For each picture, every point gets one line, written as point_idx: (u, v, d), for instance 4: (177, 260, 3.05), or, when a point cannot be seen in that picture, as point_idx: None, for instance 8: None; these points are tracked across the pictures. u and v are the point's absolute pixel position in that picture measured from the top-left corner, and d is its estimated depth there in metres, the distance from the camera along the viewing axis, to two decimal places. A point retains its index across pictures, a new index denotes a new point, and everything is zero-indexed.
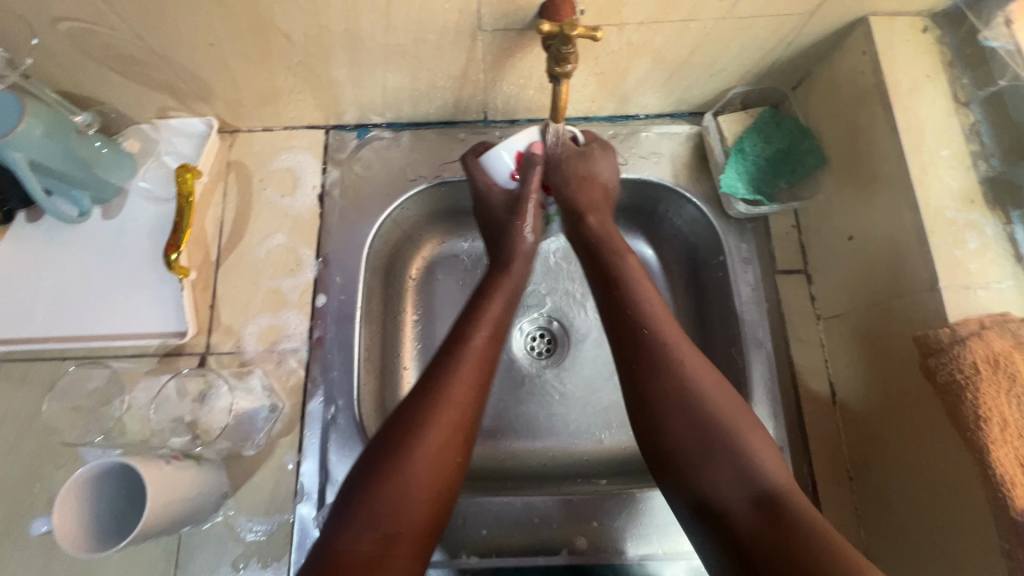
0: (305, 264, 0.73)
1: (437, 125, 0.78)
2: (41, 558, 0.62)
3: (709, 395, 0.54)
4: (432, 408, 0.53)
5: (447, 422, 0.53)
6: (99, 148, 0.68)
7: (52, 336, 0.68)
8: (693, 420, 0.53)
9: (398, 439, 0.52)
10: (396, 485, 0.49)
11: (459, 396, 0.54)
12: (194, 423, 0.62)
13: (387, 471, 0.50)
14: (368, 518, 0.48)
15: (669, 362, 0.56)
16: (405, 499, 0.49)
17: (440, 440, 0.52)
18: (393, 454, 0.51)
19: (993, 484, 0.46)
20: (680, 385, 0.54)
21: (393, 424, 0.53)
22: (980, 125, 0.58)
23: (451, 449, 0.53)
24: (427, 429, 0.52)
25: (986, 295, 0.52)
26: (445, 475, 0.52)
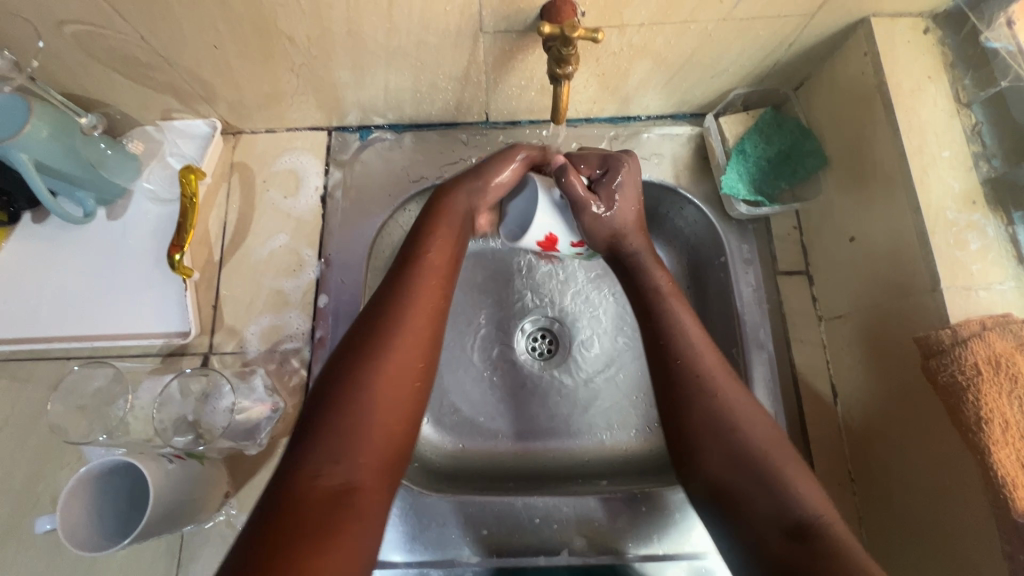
0: (308, 265, 0.73)
1: (439, 127, 0.78)
2: (44, 556, 0.63)
3: (738, 404, 0.52)
4: (385, 333, 0.51)
5: (402, 345, 0.51)
6: (104, 149, 0.68)
7: (57, 336, 0.68)
8: (721, 431, 0.51)
9: (350, 360, 0.49)
10: (358, 415, 0.47)
11: (415, 324, 0.52)
12: (197, 421, 0.63)
13: (345, 402, 0.47)
14: (328, 450, 0.45)
15: (695, 372, 0.54)
16: (367, 427, 0.47)
17: (397, 359, 0.50)
18: (351, 377, 0.48)
19: (995, 486, 0.46)
20: (709, 395, 0.53)
21: (344, 349, 0.50)
22: (982, 126, 0.58)
23: (411, 371, 0.50)
24: (380, 351, 0.50)
25: (988, 296, 0.52)
26: (408, 403, 0.50)
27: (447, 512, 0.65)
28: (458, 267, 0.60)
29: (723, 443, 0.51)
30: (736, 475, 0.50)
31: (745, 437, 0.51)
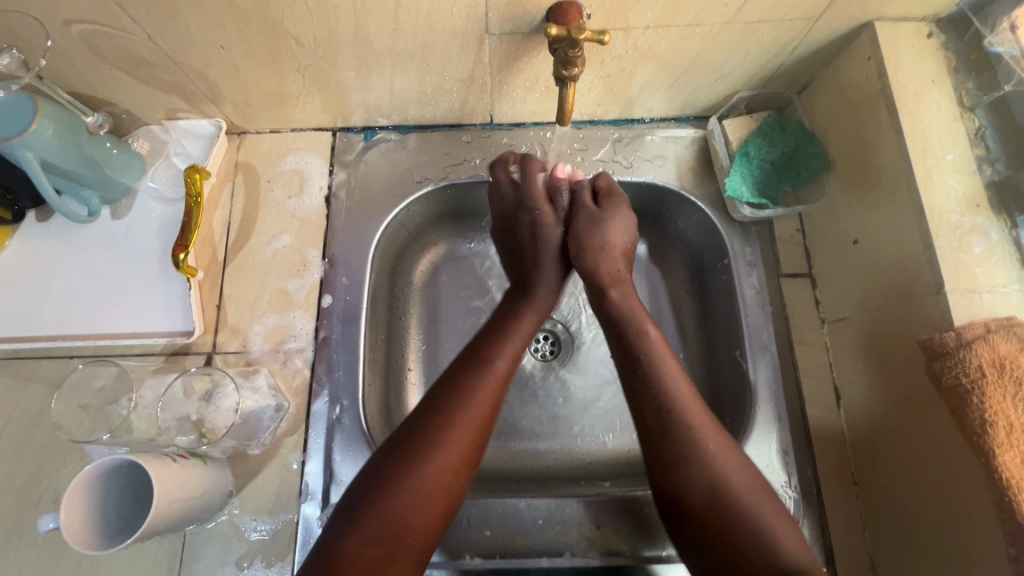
0: (312, 265, 0.73)
1: (443, 128, 0.78)
2: (46, 554, 0.62)
3: (726, 457, 0.54)
4: (449, 422, 0.54)
5: (460, 445, 0.54)
6: (110, 148, 0.68)
7: (60, 334, 0.68)
8: (712, 485, 0.53)
9: (408, 452, 0.52)
10: (406, 501, 0.50)
11: (472, 415, 0.55)
12: (201, 421, 0.62)
13: (397, 485, 0.51)
14: (373, 529, 0.49)
15: (687, 425, 0.55)
16: (411, 512, 0.50)
17: (453, 459, 0.53)
18: (407, 469, 0.51)
19: (999, 488, 0.46)
20: (699, 448, 0.54)
21: (403, 437, 0.54)
22: (986, 130, 0.58)
23: (461, 469, 0.53)
24: (439, 446, 0.53)
25: (992, 300, 0.52)
26: (451, 490, 0.53)
27: None
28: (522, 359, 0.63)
29: (712, 496, 0.52)
30: (730, 528, 0.51)
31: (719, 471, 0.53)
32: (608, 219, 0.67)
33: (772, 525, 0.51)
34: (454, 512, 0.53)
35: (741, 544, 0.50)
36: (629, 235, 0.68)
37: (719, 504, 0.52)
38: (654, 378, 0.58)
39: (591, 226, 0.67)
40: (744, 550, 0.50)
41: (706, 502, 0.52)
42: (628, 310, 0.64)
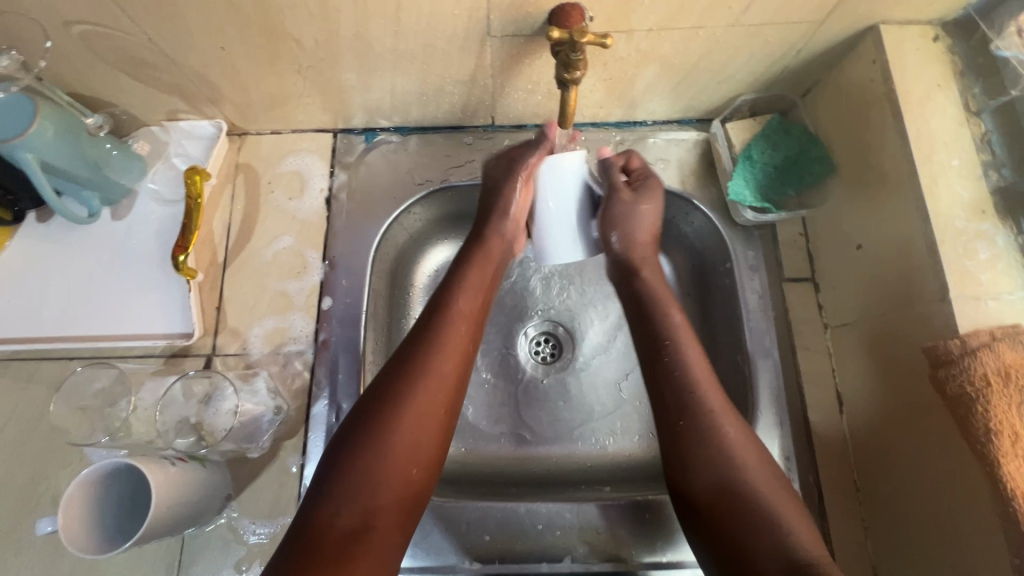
0: (312, 267, 0.73)
1: (445, 130, 0.78)
2: (44, 556, 0.62)
3: (746, 446, 0.54)
4: (413, 381, 0.53)
5: (426, 402, 0.53)
6: (110, 149, 0.68)
7: (59, 336, 0.68)
8: (723, 469, 0.52)
9: (374, 412, 0.52)
10: (380, 464, 0.49)
11: (440, 371, 0.54)
12: (199, 424, 0.63)
13: (366, 446, 0.50)
14: (348, 497, 0.48)
15: (703, 410, 0.55)
16: (384, 474, 0.49)
17: (417, 416, 0.52)
18: (376, 430, 0.50)
19: (1004, 498, 0.46)
20: (716, 432, 0.54)
21: (370, 399, 0.53)
22: (991, 135, 0.57)
23: (431, 427, 0.52)
24: (406, 405, 0.52)
25: (997, 306, 0.52)
26: (425, 454, 0.52)
27: (449, 517, 0.64)
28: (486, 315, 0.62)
29: (727, 482, 0.52)
30: (741, 513, 0.50)
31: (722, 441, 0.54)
32: (643, 200, 0.65)
33: (788, 513, 0.50)
34: (430, 475, 0.53)
35: (747, 530, 0.49)
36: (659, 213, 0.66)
37: (731, 491, 0.51)
38: (680, 361, 0.58)
39: (628, 206, 0.64)
40: (751, 534, 0.49)
41: (719, 486, 0.52)
42: (654, 292, 0.63)
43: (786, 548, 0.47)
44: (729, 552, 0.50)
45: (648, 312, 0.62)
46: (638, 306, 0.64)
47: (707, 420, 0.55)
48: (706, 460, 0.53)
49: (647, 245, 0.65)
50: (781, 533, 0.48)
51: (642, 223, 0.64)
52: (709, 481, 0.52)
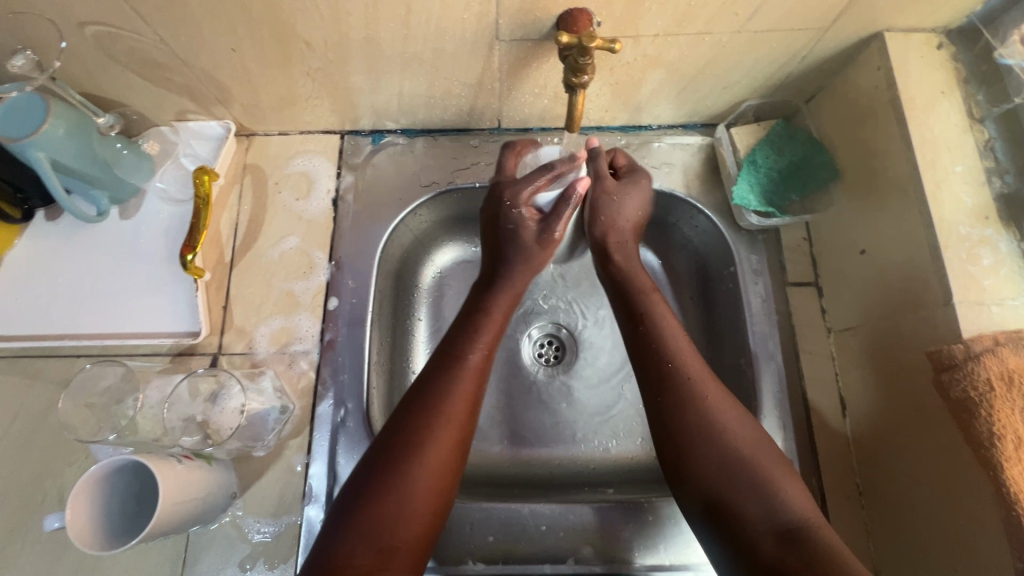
0: (318, 268, 0.73)
1: (451, 133, 0.79)
2: (49, 553, 0.62)
3: (731, 409, 0.55)
4: (431, 429, 0.54)
5: (444, 445, 0.54)
6: (120, 149, 0.69)
7: (67, 333, 0.69)
8: (712, 435, 0.53)
9: (393, 457, 0.52)
10: (395, 505, 0.50)
11: (455, 414, 0.55)
12: (205, 422, 0.62)
13: (385, 489, 0.50)
14: (364, 535, 0.48)
15: (688, 379, 0.56)
16: (404, 513, 0.50)
17: (437, 460, 0.53)
18: (391, 478, 0.51)
19: (1007, 503, 0.46)
20: (702, 397, 0.55)
21: (387, 442, 0.53)
22: (995, 141, 0.58)
23: (447, 467, 0.53)
24: (424, 449, 0.52)
25: (1001, 312, 0.52)
26: (439, 492, 0.53)
27: (453, 518, 0.64)
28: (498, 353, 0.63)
29: (715, 445, 0.53)
30: (733, 480, 0.51)
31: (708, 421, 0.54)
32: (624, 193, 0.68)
33: (775, 474, 0.51)
34: (446, 510, 0.53)
35: (735, 498, 0.51)
36: (643, 206, 0.69)
37: (721, 455, 0.52)
38: (661, 336, 0.59)
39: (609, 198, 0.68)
40: (741, 501, 0.50)
41: (710, 452, 0.53)
42: (630, 272, 0.66)
43: (776, 512, 0.49)
44: (721, 520, 0.51)
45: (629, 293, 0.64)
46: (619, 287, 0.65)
47: (701, 402, 0.55)
48: (694, 427, 0.54)
49: (628, 230, 0.69)
50: (769, 493, 0.50)
51: (625, 214, 0.68)
52: (698, 445, 0.53)
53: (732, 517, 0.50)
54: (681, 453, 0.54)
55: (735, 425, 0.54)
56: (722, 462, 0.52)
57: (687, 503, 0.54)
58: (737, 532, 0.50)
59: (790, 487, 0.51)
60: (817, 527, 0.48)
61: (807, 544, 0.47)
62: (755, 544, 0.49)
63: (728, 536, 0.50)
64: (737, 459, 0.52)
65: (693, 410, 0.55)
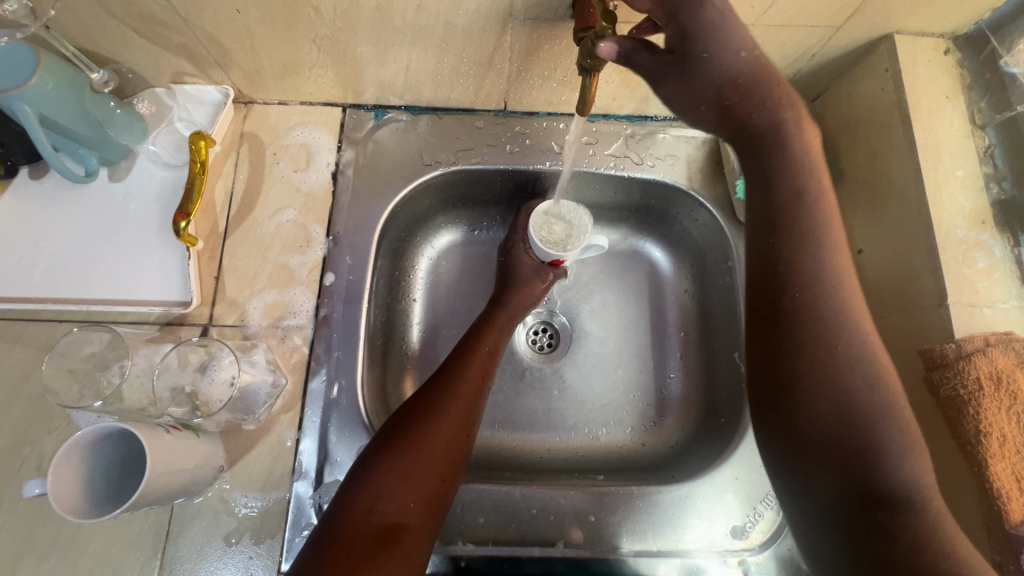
0: (315, 242, 0.72)
1: (456, 112, 0.77)
2: (25, 521, 0.61)
3: (874, 362, 0.49)
4: (447, 400, 0.57)
5: (453, 419, 0.56)
6: (114, 108, 0.66)
7: (49, 297, 0.66)
8: (831, 387, 0.49)
9: (406, 426, 0.55)
10: (413, 465, 0.52)
11: (466, 390, 0.59)
12: (194, 393, 0.61)
13: (396, 452, 0.53)
14: (381, 490, 0.50)
15: (818, 318, 0.50)
16: (415, 475, 0.52)
17: (448, 432, 0.55)
18: (408, 443, 0.53)
19: (989, 497, 0.48)
20: (843, 348, 0.49)
21: (401, 416, 0.56)
22: (995, 149, 0.59)
23: (458, 441, 0.56)
24: (436, 422, 0.55)
25: (992, 314, 0.53)
26: (449, 459, 0.54)
27: None
28: (501, 354, 0.67)
29: (842, 405, 0.48)
30: (835, 439, 0.48)
31: (836, 353, 0.49)
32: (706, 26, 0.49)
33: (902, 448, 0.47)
34: (455, 482, 0.55)
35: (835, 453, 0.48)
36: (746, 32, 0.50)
37: (841, 413, 0.48)
38: (814, 286, 0.51)
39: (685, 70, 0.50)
40: (829, 453, 0.48)
41: (826, 411, 0.49)
42: (786, 162, 0.53)
43: (880, 476, 0.46)
44: (812, 463, 0.49)
45: (783, 214, 0.53)
46: (776, 178, 0.53)
47: (836, 319, 0.50)
48: (812, 376, 0.49)
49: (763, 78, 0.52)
50: (884, 460, 0.46)
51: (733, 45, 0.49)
52: (815, 401, 0.49)
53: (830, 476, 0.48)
54: (790, 399, 0.50)
55: (865, 373, 0.48)
56: (840, 419, 0.48)
57: (777, 437, 0.52)
58: (839, 489, 0.48)
59: (907, 454, 0.46)
60: (928, 502, 0.45)
61: (893, 517, 0.45)
62: (841, 502, 0.48)
63: (818, 505, 0.49)
64: (864, 409, 0.48)
65: (827, 327, 0.50)
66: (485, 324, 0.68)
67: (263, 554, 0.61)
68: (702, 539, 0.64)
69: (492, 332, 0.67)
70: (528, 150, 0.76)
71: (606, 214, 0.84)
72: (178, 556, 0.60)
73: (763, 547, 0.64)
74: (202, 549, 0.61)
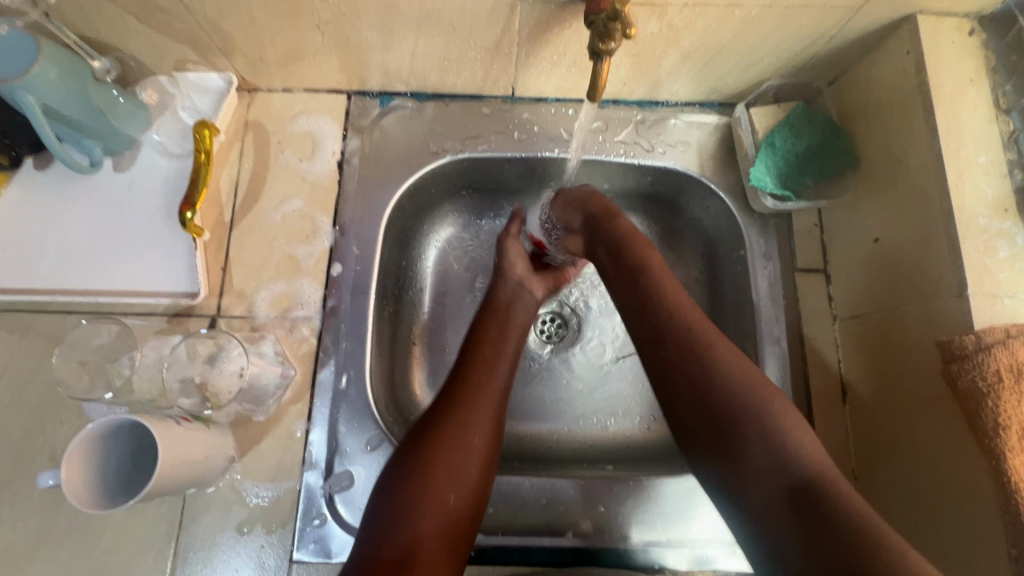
0: (322, 232, 0.71)
1: (462, 99, 0.76)
2: (41, 510, 0.61)
3: (734, 364, 0.53)
4: (444, 456, 0.52)
5: (451, 478, 0.52)
6: (116, 97, 0.65)
7: (57, 289, 0.66)
8: (710, 380, 0.52)
9: (403, 492, 0.50)
10: (411, 537, 0.48)
11: (466, 444, 0.54)
12: (204, 384, 0.61)
13: (393, 526, 0.48)
14: (379, 570, 0.46)
15: (681, 317, 0.56)
16: (415, 548, 0.48)
17: (446, 494, 0.51)
18: (405, 512, 0.49)
19: (1006, 490, 0.47)
20: (716, 368, 0.53)
21: (396, 478, 0.51)
22: (1020, 134, 0.57)
23: (459, 500, 0.51)
24: (430, 484, 0.50)
25: (1013, 305, 0.52)
26: (451, 527, 0.50)
27: None
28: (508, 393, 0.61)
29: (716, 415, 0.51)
30: (733, 421, 0.50)
31: (707, 358, 0.53)
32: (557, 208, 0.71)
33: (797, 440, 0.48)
34: (462, 543, 0.51)
35: (742, 435, 0.49)
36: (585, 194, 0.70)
37: (732, 413, 0.50)
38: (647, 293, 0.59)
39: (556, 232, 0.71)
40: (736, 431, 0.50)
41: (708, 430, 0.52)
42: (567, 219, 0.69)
43: (778, 459, 0.47)
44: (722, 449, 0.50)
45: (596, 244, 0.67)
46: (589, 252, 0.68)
47: (691, 332, 0.55)
48: (702, 382, 0.53)
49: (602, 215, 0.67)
50: (769, 433, 0.49)
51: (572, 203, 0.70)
52: (705, 403, 0.52)
53: (742, 481, 0.49)
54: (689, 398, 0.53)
55: (743, 386, 0.51)
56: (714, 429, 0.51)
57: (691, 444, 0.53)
58: (750, 493, 0.48)
59: (797, 430, 0.49)
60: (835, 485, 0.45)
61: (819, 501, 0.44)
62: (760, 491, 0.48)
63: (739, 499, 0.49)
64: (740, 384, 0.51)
65: (693, 339, 0.55)
66: (483, 317, 0.67)
67: (275, 543, 0.62)
68: (711, 530, 0.64)
69: (492, 322, 0.67)
70: (536, 137, 0.75)
71: (617, 202, 0.82)
72: (192, 545, 0.61)
73: None
74: (214, 539, 0.61)
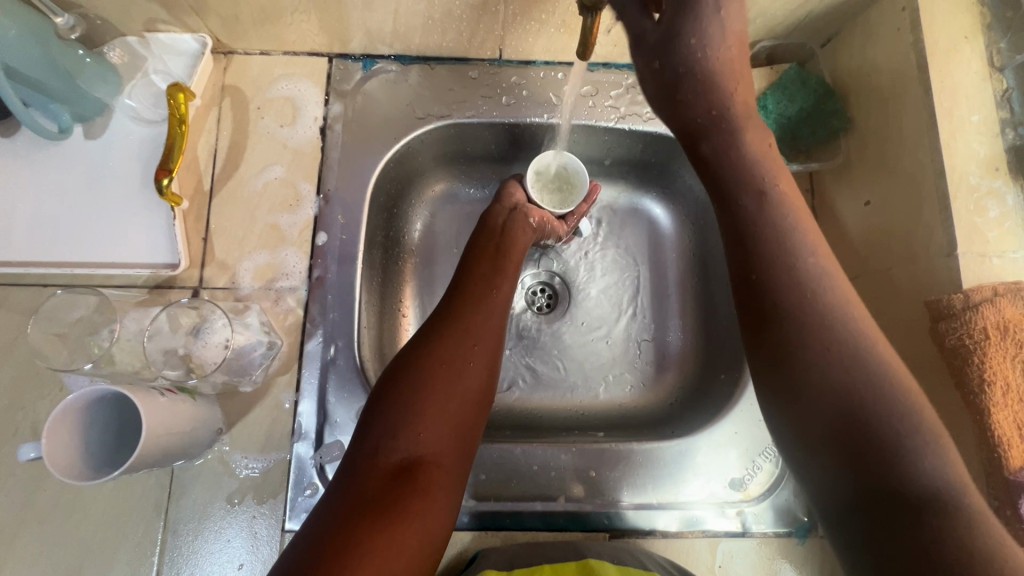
0: (305, 200, 0.69)
1: (448, 61, 0.73)
2: (25, 485, 0.60)
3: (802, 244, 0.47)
4: (440, 354, 0.52)
5: (450, 374, 0.51)
6: (83, 57, 0.61)
7: (31, 261, 0.64)
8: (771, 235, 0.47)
9: (402, 389, 0.50)
10: (410, 429, 0.47)
11: (466, 347, 0.53)
12: (188, 356, 0.59)
13: (391, 422, 0.48)
14: (378, 462, 0.46)
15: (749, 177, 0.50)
16: (416, 438, 0.47)
17: (447, 387, 0.50)
18: (403, 410, 0.48)
19: (990, 445, 0.49)
20: (783, 251, 0.46)
21: (390, 382, 0.51)
22: (1012, 92, 0.55)
23: (461, 393, 0.51)
24: (427, 379, 0.50)
25: (1001, 263, 0.52)
26: (456, 423, 0.49)
27: None
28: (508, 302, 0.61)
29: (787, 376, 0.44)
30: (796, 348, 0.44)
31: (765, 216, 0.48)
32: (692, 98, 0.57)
33: (896, 409, 0.41)
34: (470, 439, 0.50)
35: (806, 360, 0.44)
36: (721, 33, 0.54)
37: (798, 307, 0.45)
38: (769, 235, 0.48)
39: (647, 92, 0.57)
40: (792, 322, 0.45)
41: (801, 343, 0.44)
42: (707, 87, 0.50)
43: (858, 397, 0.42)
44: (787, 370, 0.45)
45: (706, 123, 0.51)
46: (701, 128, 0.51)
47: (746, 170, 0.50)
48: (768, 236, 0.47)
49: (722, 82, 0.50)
50: (829, 352, 0.43)
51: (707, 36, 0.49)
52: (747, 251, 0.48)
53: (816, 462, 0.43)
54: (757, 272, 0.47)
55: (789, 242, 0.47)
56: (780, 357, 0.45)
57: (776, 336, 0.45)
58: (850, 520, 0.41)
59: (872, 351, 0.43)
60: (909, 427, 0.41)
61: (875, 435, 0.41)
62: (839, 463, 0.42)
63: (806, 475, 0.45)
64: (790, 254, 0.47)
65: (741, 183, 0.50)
66: (479, 235, 0.66)
67: (266, 514, 0.61)
68: (700, 491, 0.65)
69: (490, 238, 0.66)
70: (525, 102, 0.73)
71: (609, 170, 0.81)
72: (181, 516, 0.61)
73: (760, 498, 0.65)
74: (205, 510, 0.61)
